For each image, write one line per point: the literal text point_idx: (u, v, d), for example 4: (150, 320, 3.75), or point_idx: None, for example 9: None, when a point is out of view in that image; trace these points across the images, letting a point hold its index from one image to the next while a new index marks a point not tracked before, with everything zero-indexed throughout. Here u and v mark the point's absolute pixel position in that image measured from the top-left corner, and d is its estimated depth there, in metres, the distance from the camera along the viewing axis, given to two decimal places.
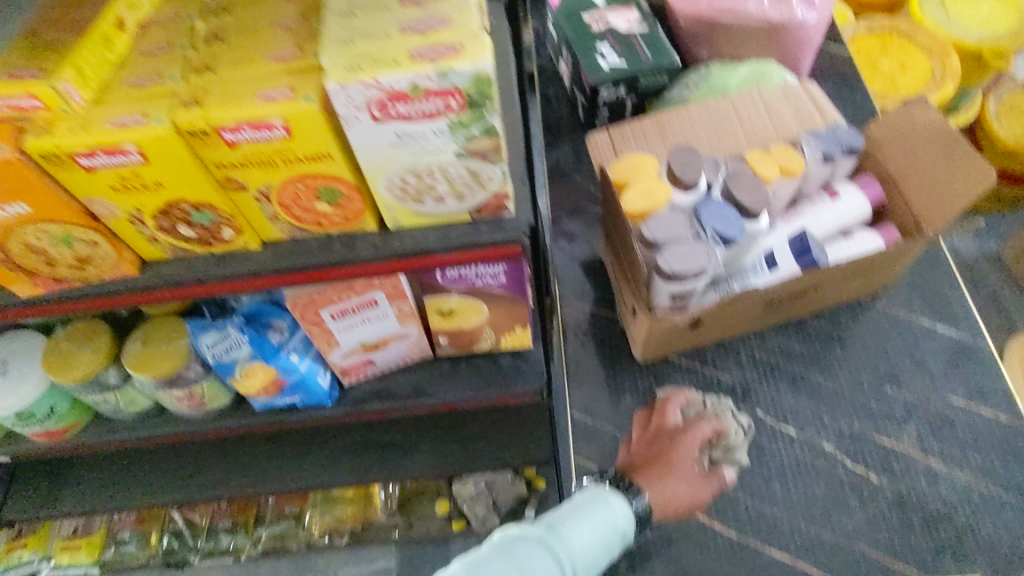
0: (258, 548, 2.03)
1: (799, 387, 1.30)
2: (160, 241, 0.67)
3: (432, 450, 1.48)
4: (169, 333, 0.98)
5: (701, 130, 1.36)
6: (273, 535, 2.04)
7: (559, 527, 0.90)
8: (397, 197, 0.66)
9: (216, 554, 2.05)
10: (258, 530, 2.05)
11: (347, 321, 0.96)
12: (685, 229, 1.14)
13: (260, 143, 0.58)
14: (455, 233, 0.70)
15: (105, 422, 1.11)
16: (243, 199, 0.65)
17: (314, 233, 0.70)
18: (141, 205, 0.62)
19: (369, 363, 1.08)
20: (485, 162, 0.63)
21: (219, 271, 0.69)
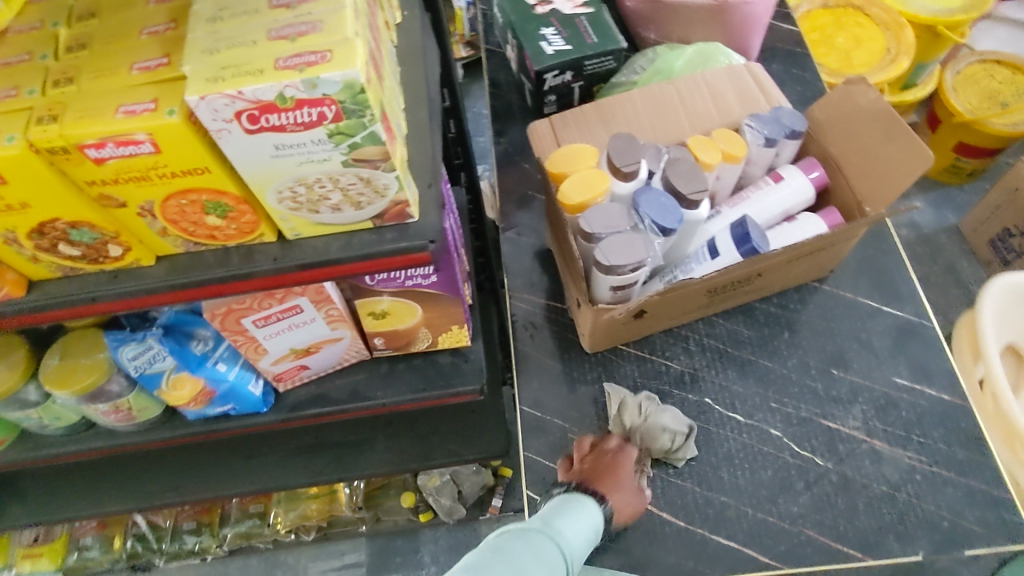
0: (224, 547, 2.02)
1: (747, 373, 1.30)
2: (44, 259, 0.64)
3: (388, 447, 1.46)
4: (89, 347, 0.95)
5: (644, 115, 1.34)
6: (238, 534, 2.02)
7: (554, 522, 1.00)
8: (290, 208, 0.64)
9: (182, 555, 2.03)
10: (223, 530, 2.02)
11: (273, 327, 0.94)
12: (623, 221, 1.11)
13: (129, 159, 0.55)
14: (357, 241, 0.67)
15: (33, 438, 1.07)
16: (125, 215, 0.62)
17: (210, 245, 0.68)
18: (15, 225, 0.60)
19: (303, 368, 1.06)
20: (377, 171, 0.60)
21: (111, 288, 0.67)
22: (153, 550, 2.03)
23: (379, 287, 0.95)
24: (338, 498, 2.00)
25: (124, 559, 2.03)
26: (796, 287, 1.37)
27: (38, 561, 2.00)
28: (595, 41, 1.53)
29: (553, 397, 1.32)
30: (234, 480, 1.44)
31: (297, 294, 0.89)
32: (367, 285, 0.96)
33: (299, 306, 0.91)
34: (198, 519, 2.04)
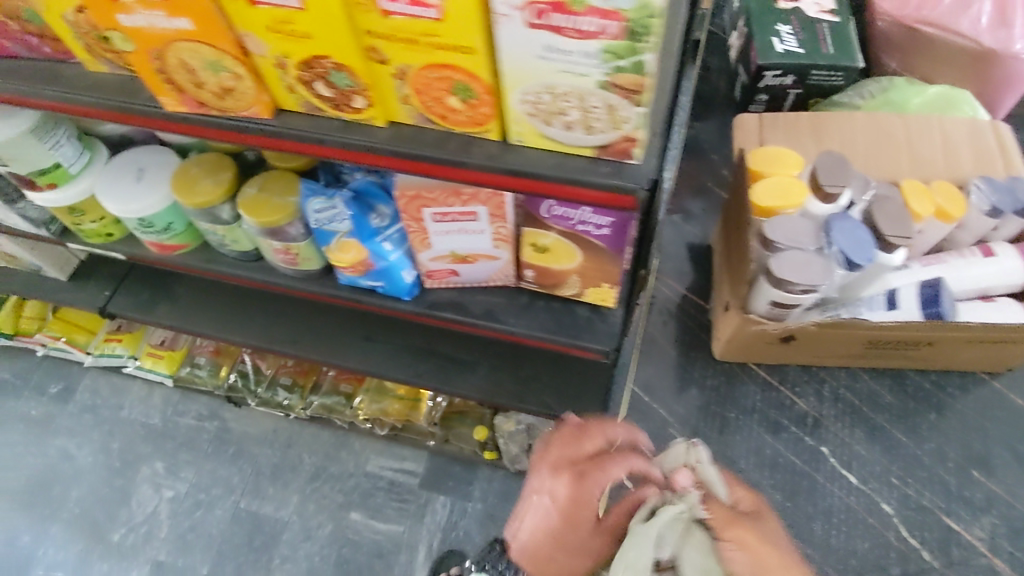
0: (307, 413, 1.72)
1: (877, 439, 1.21)
2: (296, 92, 0.69)
3: (486, 374, 1.51)
4: (283, 189, 1.03)
5: (862, 142, 1.24)
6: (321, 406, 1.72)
7: None
8: (527, 111, 0.64)
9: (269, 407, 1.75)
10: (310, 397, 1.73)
11: (445, 225, 0.97)
12: (809, 239, 1.05)
13: (412, 19, 0.57)
14: (571, 165, 0.68)
15: (209, 252, 1.19)
16: (380, 73, 0.65)
17: (438, 126, 0.70)
18: (288, 52, 0.64)
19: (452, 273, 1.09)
20: (625, 101, 0.60)
21: (341, 137, 0.71)
22: (248, 390, 1.76)
23: (550, 221, 1.00)
24: (420, 404, 1.66)
25: (223, 390, 1.76)
26: (962, 372, 1.25)
27: (158, 362, 1.81)
28: (831, 52, 1.43)
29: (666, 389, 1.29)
30: (346, 353, 1.53)
31: (478, 202, 0.92)
32: (541, 215, 0.98)
33: (475, 214, 0.94)
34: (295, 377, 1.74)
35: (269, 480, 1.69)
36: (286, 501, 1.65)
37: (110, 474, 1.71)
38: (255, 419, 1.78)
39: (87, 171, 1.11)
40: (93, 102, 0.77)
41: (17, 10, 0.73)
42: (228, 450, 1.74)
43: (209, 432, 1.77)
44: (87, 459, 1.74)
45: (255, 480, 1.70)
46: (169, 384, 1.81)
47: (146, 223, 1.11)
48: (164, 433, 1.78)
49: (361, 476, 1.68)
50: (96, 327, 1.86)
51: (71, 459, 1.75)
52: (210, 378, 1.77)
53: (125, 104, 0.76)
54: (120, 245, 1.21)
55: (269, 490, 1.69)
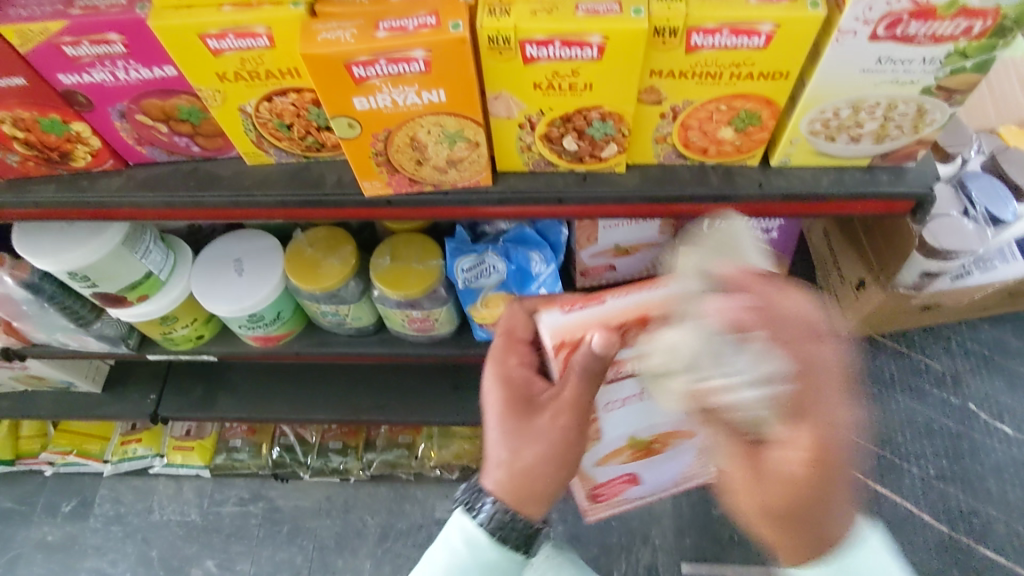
0: (369, 473, 1.48)
1: (1016, 384, 1.22)
2: (534, 151, 0.61)
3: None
4: (419, 253, 0.94)
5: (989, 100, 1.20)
6: (383, 463, 1.48)
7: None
8: (811, 131, 0.59)
9: (326, 475, 1.49)
10: (367, 455, 1.49)
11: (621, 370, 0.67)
12: (952, 204, 1.04)
13: (727, 51, 0.51)
14: (849, 179, 0.62)
15: (319, 334, 1.07)
16: (646, 115, 0.58)
17: (690, 160, 0.63)
18: (550, 108, 0.56)
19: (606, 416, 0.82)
20: (943, 104, 0.55)
21: (584, 191, 0.63)
22: (298, 464, 1.50)
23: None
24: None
25: (269, 468, 1.50)
26: None
27: (189, 454, 1.52)
28: None
29: None
30: (437, 408, 1.35)
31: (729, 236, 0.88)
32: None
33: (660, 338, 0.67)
34: (344, 437, 1.51)
35: (335, 551, 1.44)
36: (359, 569, 1.42)
37: None
38: (305, 489, 1.52)
39: (177, 273, 0.97)
40: (268, 200, 0.65)
41: (174, 110, 0.61)
42: (282, 530, 1.48)
43: (258, 514, 1.49)
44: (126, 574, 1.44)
45: (320, 556, 1.44)
46: (206, 477, 1.53)
47: (255, 318, 0.98)
48: (207, 527, 1.49)
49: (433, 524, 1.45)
50: (109, 432, 1.56)
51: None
52: (251, 460, 1.51)
53: (309, 195, 0.65)
54: (211, 346, 1.07)
55: (338, 563, 1.43)
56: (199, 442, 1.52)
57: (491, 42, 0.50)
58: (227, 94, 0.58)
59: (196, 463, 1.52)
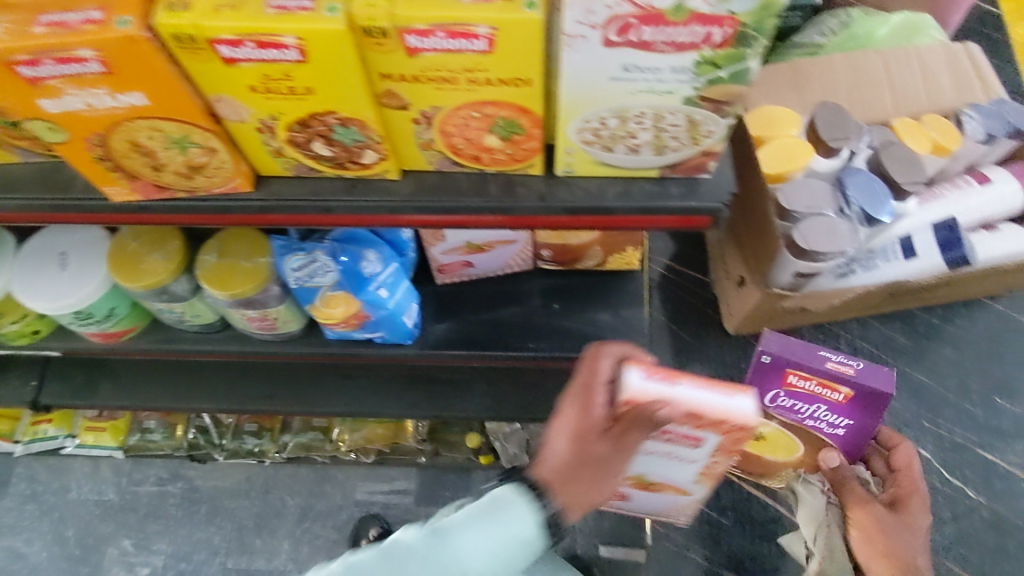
0: (284, 456, 1.45)
1: (900, 384, 1.22)
2: (286, 156, 0.56)
3: (488, 392, 1.22)
4: (250, 250, 0.88)
5: (845, 85, 1.15)
6: (298, 446, 1.45)
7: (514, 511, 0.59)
8: (584, 140, 0.54)
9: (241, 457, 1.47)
10: (283, 438, 1.46)
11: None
12: (828, 203, 0.99)
13: (450, 54, 0.45)
14: (638, 191, 0.57)
15: (166, 330, 1.02)
16: (399, 119, 0.52)
17: (467, 168, 0.58)
18: (280, 112, 0.50)
19: (621, 494, 1.01)
20: (713, 116, 0.50)
21: (351, 200, 0.58)
22: (213, 446, 1.47)
23: (773, 413, 0.90)
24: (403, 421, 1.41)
25: (184, 450, 1.47)
26: (966, 300, 1.27)
27: (101, 435, 1.47)
28: None
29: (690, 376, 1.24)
30: (330, 398, 1.22)
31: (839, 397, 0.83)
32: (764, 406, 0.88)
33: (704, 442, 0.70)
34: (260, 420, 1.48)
35: (254, 531, 1.42)
36: (277, 550, 1.40)
37: (71, 564, 1.39)
38: (223, 470, 1.48)
39: None
40: (11, 204, 0.60)
41: None
42: (200, 510, 1.44)
43: (175, 494, 1.46)
44: (41, 554, 1.41)
45: (239, 536, 1.42)
46: (120, 457, 1.48)
47: (83, 315, 0.92)
48: (123, 506, 1.45)
49: (353, 507, 1.43)
50: (18, 411, 1.49)
51: (20, 558, 1.40)
52: (165, 441, 1.47)
53: (55, 200, 0.59)
54: (54, 341, 1.02)
55: (256, 543, 1.41)
56: (111, 424, 1.47)
57: (176, 41, 0.44)
58: None
59: (110, 444, 1.47)
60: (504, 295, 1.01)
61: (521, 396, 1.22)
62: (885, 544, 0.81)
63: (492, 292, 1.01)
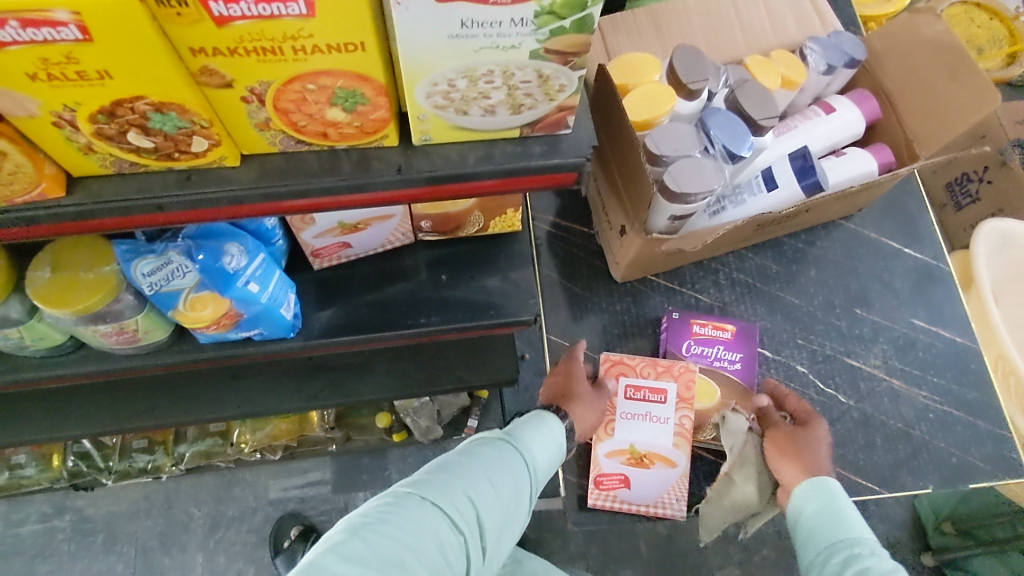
0: (182, 469, 1.35)
1: (775, 307, 1.31)
2: (98, 152, 0.49)
3: (389, 371, 1.19)
4: (91, 258, 0.78)
5: (699, 27, 1.18)
6: (195, 455, 1.34)
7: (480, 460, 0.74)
8: (435, 105, 0.50)
9: (133, 476, 1.36)
10: (178, 449, 1.35)
11: (631, 406, 1.10)
12: (694, 143, 1.02)
13: (266, 21, 0.40)
14: (499, 153, 0.55)
15: (7, 358, 0.90)
16: (225, 99, 0.47)
17: (315, 146, 0.53)
18: (77, 102, 0.43)
19: (626, 483, 1.10)
20: (563, 68, 0.48)
21: (187, 194, 0.52)
22: (98, 470, 1.35)
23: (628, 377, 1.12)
24: (306, 414, 1.34)
25: (65, 480, 1.33)
26: (825, 223, 1.37)
27: None
28: None
29: (586, 328, 1.26)
30: (219, 403, 1.14)
31: (669, 376, 1.11)
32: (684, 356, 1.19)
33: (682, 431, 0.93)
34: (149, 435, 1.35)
35: (162, 550, 1.35)
36: (190, 564, 1.34)
37: None
38: (117, 493, 1.38)
39: None
40: None
41: None
42: (96, 539, 1.35)
43: (65, 528, 1.36)
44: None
45: (144, 558, 1.35)
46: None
47: None
48: (7, 552, 1.34)
49: (268, 506, 1.39)
50: None
51: None
52: (40, 475, 1.32)
53: None
54: None
55: (166, 561, 1.34)
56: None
57: None
58: None
59: None
60: (388, 272, 0.97)
61: (423, 371, 1.20)
62: (793, 449, 1.05)
63: (375, 270, 0.97)
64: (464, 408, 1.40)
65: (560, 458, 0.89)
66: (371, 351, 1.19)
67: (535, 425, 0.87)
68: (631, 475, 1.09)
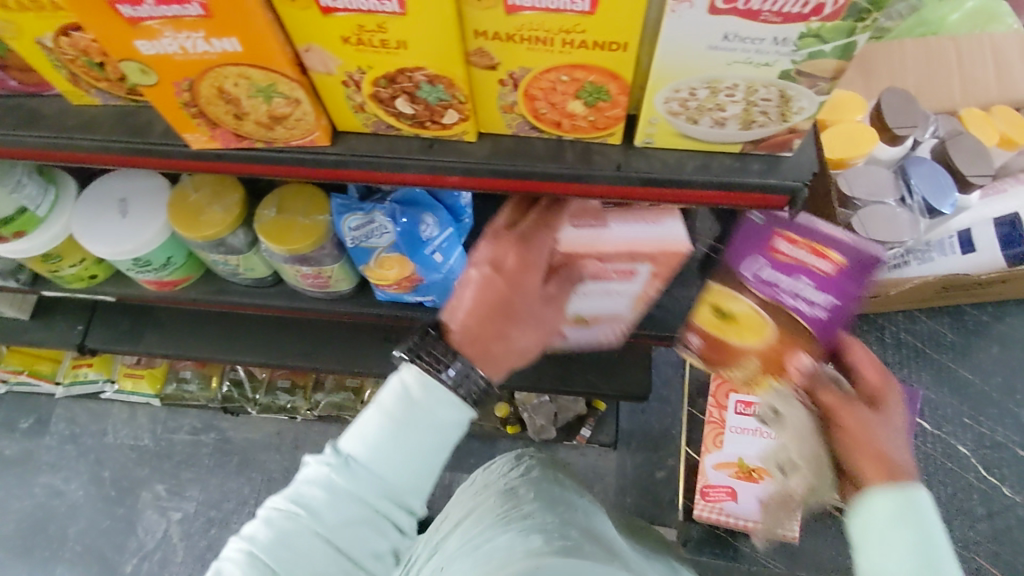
0: (315, 414, 1.48)
1: (943, 378, 1.21)
2: (367, 112, 0.56)
3: (525, 363, 1.23)
4: (307, 207, 0.88)
5: (913, 73, 1.12)
6: (329, 404, 1.47)
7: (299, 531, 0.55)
8: (669, 110, 0.53)
9: (274, 412, 1.49)
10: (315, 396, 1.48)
11: (743, 421, 1.15)
12: (889, 191, 0.98)
13: (548, 14, 0.45)
14: (717, 165, 0.57)
15: (218, 281, 1.03)
16: (484, 80, 0.52)
17: (545, 133, 0.58)
18: (368, 65, 0.50)
19: (732, 496, 1.14)
20: (808, 92, 0.48)
21: (428, 160, 0.58)
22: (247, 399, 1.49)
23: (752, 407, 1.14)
24: None
25: (218, 401, 1.49)
26: (1018, 300, 1.24)
27: (139, 382, 1.51)
28: None
29: None
30: (367, 358, 1.23)
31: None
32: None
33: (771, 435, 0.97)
34: (292, 376, 1.49)
35: (283, 484, 1.48)
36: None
37: (108, 503, 1.46)
38: (255, 423, 1.54)
39: (58, 210, 0.91)
40: (94, 146, 0.61)
41: None
42: (232, 460, 1.51)
43: (209, 444, 1.52)
44: (79, 492, 1.49)
45: (268, 488, 1.48)
46: (157, 405, 1.54)
47: (140, 263, 0.93)
48: (158, 453, 1.52)
49: None
50: (61, 354, 1.53)
51: (61, 495, 1.48)
52: (201, 392, 1.50)
53: (133, 144, 0.60)
54: (110, 287, 1.04)
55: None
56: (148, 371, 1.50)
57: None
58: (17, 25, 0.52)
59: (147, 391, 1.51)
60: None
61: (558, 369, 1.22)
62: (866, 438, 0.56)
63: None
64: (580, 415, 1.40)
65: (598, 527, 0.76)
66: None
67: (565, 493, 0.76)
68: (738, 487, 1.14)
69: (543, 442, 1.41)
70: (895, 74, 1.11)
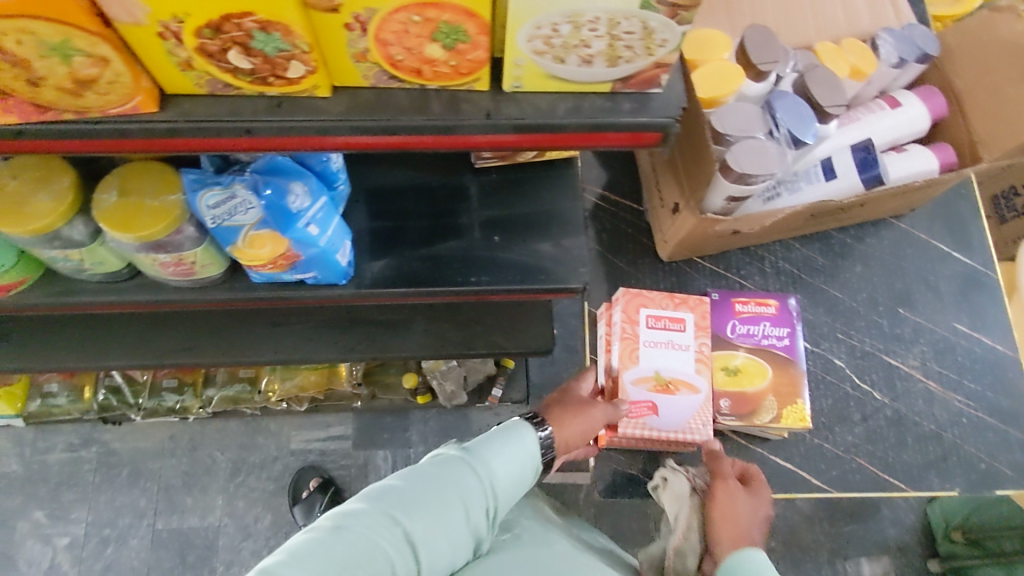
0: (209, 412, 1.37)
1: (817, 300, 1.29)
2: (196, 69, 0.49)
3: (426, 331, 1.19)
4: (154, 188, 0.78)
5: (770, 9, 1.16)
6: (224, 400, 1.36)
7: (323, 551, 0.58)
8: (533, 50, 0.50)
9: (161, 415, 1.37)
10: (207, 392, 1.36)
11: (655, 334, 1.08)
12: (759, 125, 1.00)
13: None
14: (589, 107, 0.55)
15: (63, 280, 0.90)
16: (328, 25, 0.47)
17: (406, 83, 0.53)
18: (186, 13, 0.43)
19: (654, 411, 1.06)
20: (669, 22, 0.47)
21: (277, 121, 0.52)
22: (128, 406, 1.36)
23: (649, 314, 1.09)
24: (337, 368, 1.33)
25: (95, 412, 1.35)
26: (875, 220, 1.34)
27: None
28: None
29: None
30: (258, 345, 1.14)
31: (687, 307, 1.11)
32: (728, 336, 1.13)
33: (684, 320, 1.09)
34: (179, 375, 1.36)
35: (184, 490, 1.37)
36: (211, 506, 1.37)
37: None
38: (143, 430, 1.40)
39: None
40: None
41: None
42: (121, 473, 1.38)
43: (91, 460, 1.38)
44: None
45: (167, 496, 1.37)
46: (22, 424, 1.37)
47: None
48: (33, 478, 1.37)
49: (289, 456, 1.40)
50: None
51: None
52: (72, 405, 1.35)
53: None
54: None
55: (187, 501, 1.37)
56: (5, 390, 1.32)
57: None
58: None
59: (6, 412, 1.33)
60: (440, 227, 0.96)
61: (459, 333, 1.19)
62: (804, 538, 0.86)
63: (426, 224, 0.97)
64: (490, 375, 1.40)
65: (533, 476, 0.77)
66: (411, 308, 1.19)
67: (498, 434, 0.74)
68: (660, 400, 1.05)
69: (456, 406, 1.41)
70: (755, 12, 1.15)
